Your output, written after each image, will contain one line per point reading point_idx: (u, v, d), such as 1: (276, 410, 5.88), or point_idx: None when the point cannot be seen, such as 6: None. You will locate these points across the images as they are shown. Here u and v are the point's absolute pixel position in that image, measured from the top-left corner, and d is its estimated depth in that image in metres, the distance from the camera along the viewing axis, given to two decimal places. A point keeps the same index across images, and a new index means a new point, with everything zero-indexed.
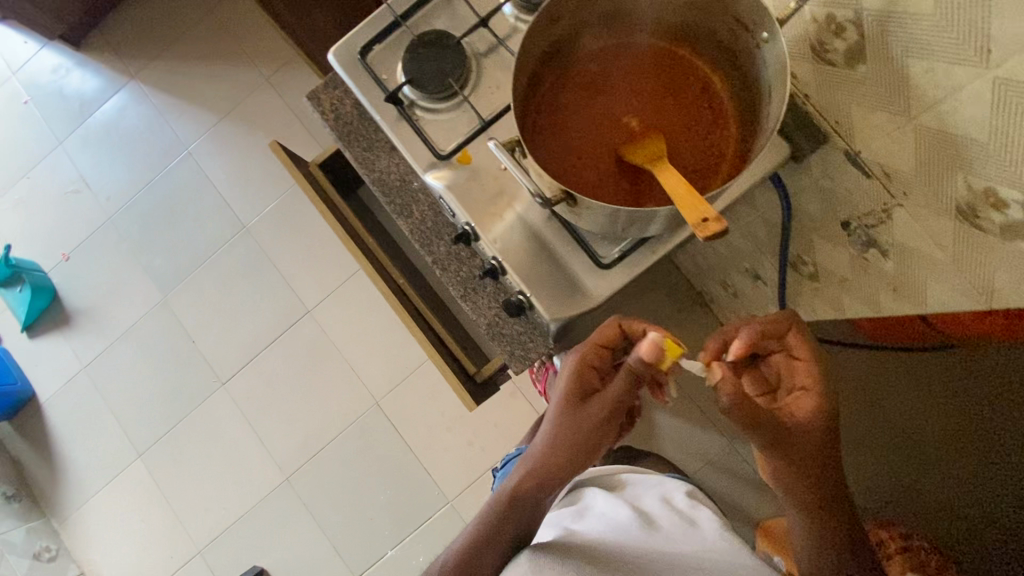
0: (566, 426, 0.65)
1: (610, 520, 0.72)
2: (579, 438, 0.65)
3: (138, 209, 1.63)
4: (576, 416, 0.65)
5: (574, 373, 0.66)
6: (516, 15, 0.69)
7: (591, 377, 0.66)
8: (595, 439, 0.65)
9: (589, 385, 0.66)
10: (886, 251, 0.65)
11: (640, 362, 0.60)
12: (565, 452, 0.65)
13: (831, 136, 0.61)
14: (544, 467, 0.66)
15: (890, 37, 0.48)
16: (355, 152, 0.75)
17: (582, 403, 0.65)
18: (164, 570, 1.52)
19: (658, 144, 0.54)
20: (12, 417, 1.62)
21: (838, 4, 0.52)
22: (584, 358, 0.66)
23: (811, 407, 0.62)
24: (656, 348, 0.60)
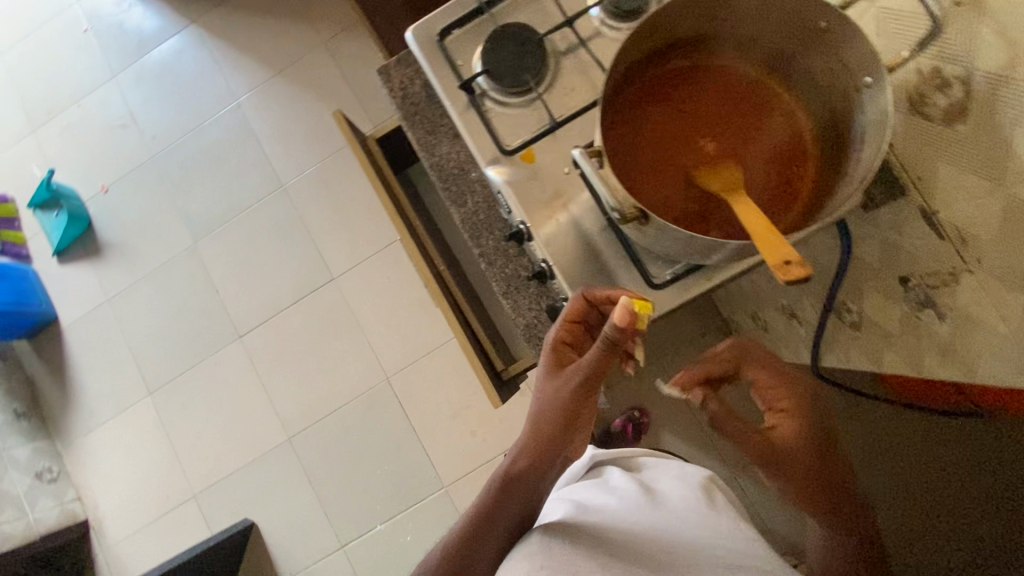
0: (546, 404, 0.66)
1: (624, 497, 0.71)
2: (558, 414, 0.65)
3: (180, 153, 1.64)
4: (553, 393, 0.65)
5: (549, 351, 0.66)
6: (601, 20, 0.67)
7: (566, 352, 0.66)
8: (576, 412, 0.65)
9: (563, 360, 0.66)
10: (944, 313, 0.63)
11: (612, 331, 0.58)
12: (550, 428, 0.66)
13: (909, 191, 0.59)
14: (533, 446, 0.67)
15: (1001, 102, 0.48)
16: (418, 134, 0.75)
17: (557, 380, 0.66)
18: (158, 508, 1.55)
19: (734, 174, 0.53)
20: (32, 338, 1.65)
21: (950, 58, 0.52)
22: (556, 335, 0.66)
23: (793, 429, 0.62)
24: (627, 311, 0.56)
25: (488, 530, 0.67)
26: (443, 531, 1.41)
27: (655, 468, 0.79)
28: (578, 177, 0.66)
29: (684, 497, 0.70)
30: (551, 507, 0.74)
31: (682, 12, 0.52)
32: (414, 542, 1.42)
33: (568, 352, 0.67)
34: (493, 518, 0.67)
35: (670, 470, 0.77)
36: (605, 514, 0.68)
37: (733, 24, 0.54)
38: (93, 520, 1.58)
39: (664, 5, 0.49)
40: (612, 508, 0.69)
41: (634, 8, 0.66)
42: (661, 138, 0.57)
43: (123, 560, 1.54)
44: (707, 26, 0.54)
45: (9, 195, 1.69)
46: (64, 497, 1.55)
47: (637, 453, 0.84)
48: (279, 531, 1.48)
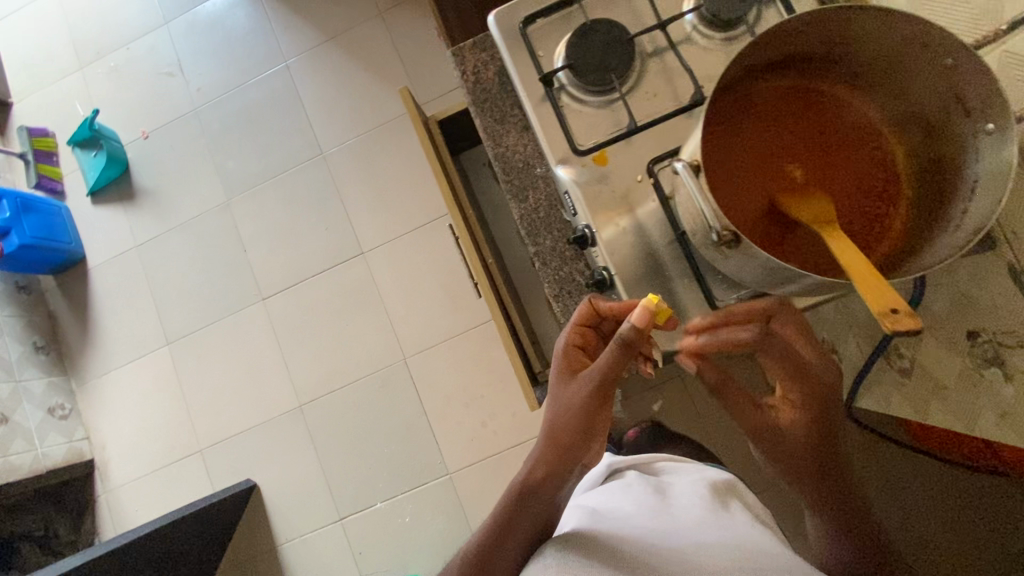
0: (559, 410, 0.64)
1: (639, 502, 0.69)
2: (573, 421, 0.63)
3: (224, 108, 1.63)
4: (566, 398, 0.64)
5: (561, 357, 0.66)
6: (694, 25, 0.65)
7: (579, 358, 0.66)
8: (591, 418, 0.63)
9: (576, 365, 0.66)
10: (1015, 374, 0.61)
11: (627, 335, 0.57)
12: (566, 434, 0.64)
13: (1000, 241, 0.61)
14: (547, 454, 0.65)
15: None
16: (486, 121, 0.73)
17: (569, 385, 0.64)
18: (164, 457, 1.56)
19: (825, 206, 0.50)
20: (58, 274, 1.66)
21: None
22: (568, 340, 0.66)
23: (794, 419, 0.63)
24: (644, 312, 0.55)
25: (506, 541, 0.65)
26: (444, 516, 1.41)
27: (673, 475, 0.77)
28: (650, 186, 0.63)
29: (698, 501, 0.67)
30: (569, 516, 0.71)
31: (803, 27, 0.49)
32: (412, 524, 1.42)
33: (582, 358, 0.66)
34: (511, 531, 0.66)
35: (686, 479, 0.74)
36: (620, 519, 0.66)
37: (849, 47, 0.51)
38: (99, 461, 1.59)
39: (792, 16, 0.47)
40: (626, 513, 0.66)
41: (733, 16, 0.62)
42: (750, 156, 0.53)
43: (124, 504, 1.55)
44: (822, 44, 0.51)
45: (50, 129, 1.69)
46: (73, 435, 1.57)
47: (657, 458, 0.83)
48: (280, 496, 1.49)
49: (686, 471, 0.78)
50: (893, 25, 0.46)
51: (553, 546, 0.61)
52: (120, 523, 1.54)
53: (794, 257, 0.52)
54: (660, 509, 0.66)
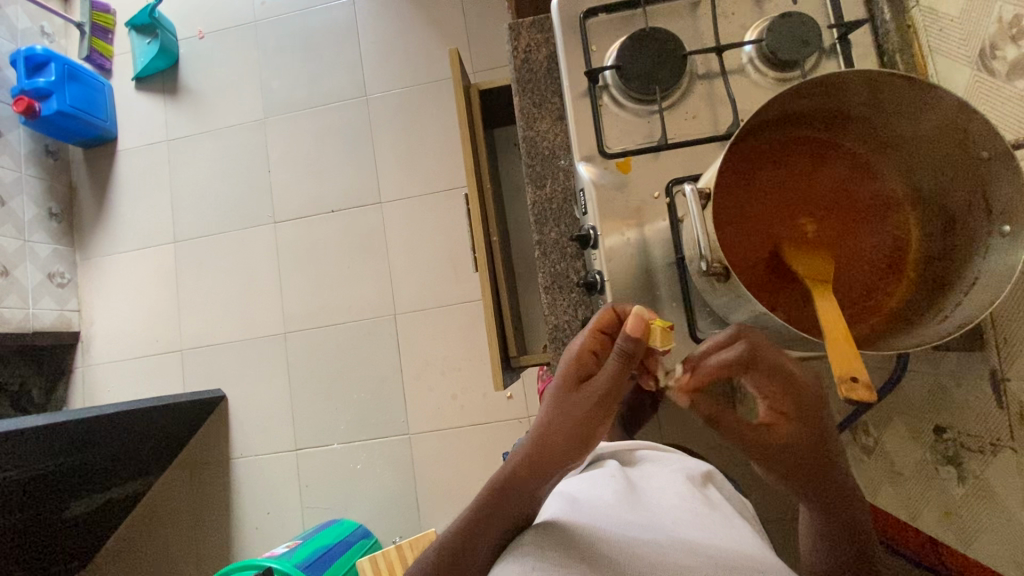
0: (560, 413, 0.61)
1: (621, 493, 0.59)
2: (571, 425, 0.61)
3: (282, 27, 1.63)
4: (571, 405, 0.61)
5: (571, 361, 0.61)
6: (751, 58, 0.64)
7: (590, 363, 0.61)
8: (590, 426, 0.61)
9: (586, 370, 0.61)
10: (965, 477, 0.62)
11: (627, 343, 0.56)
12: (566, 438, 0.61)
13: (987, 348, 0.58)
14: (538, 455, 0.61)
15: None
16: (524, 102, 0.73)
17: (578, 391, 0.61)
18: (146, 347, 1.60)
19: (825, 265, 0.50)
20: (87, 148, 1.69)
21: None
22: (584, 344, 0.61)
23: (790, 433, 0.57)
24: (640, 321, 0.55)
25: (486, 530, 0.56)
26: (393, 471, 1.44)
27: (655, 466, 0.66)
28: (665, 205, 0.63)
29: (682, 495, 0.58)
30: (546, 504, 0.61)
31: (852, 86, 0.49)
32: (362, 472, 1.45)
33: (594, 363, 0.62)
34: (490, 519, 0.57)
35: (669, 469, 0.64)
36: (599, 511, 0.55)
37: (892, 121, 0.51)
38: (84, 335, 1.64)
39: (848, 71, 0.46)
40: (606, 504, 0.56)
41: (790, 59, 0.61)
42: (768, 200, 0.53)
43: (99, 381, 1.60)
44: (866, 109, 0.51)
45: (111, 6, 1.70)
46: (66, 305, 1.61)
47: (638, 445, 0.72)
48: (245, 413, 1.53)
49: (667, 463, 0.66)
50: (942, 106, 0.46)
51: (534, 533, 0.53)
52: (92, 397, 1.60)
53: (783, 306, 0.52)
54: (642, 504, 0.57)
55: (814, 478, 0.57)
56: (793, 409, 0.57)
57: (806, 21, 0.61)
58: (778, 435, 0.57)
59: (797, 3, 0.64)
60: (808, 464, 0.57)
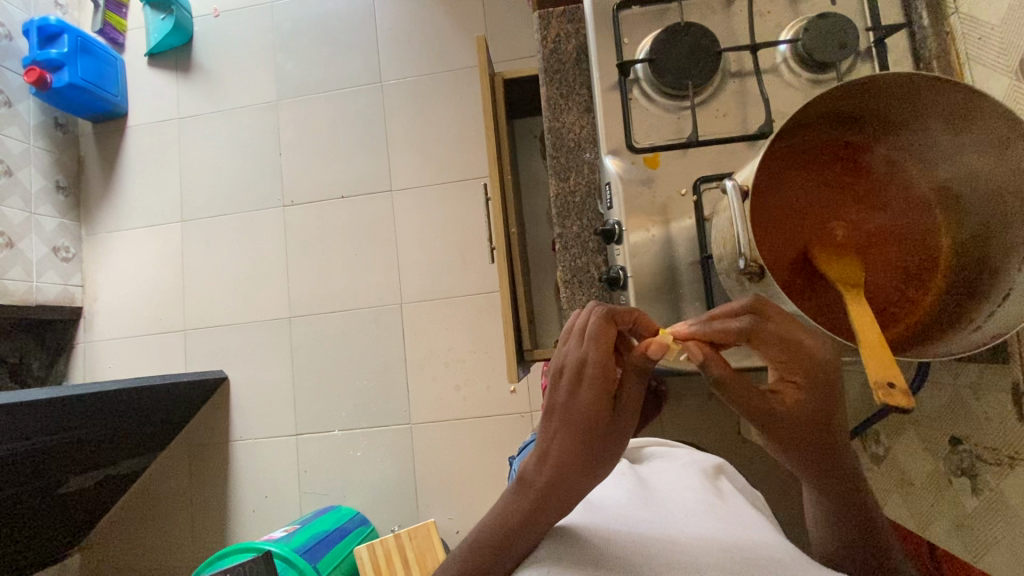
0: (584, 447, 0.53)
1: (632, 489, 0.58)
2: (599, 451, 0.53)
3: (298, 8, 1.61)
4: (600, 430, 0.53)
5: (593, 391, 0.53)
6: (785, 58, 0.63)
7: (610, 383, 0.54)
8: (617, 451, 0.54)
9: (608, 390, 0.54)
10: (980, 489, 0.62)
11: (646, 362, 0.54)
12: (596, 464, 0.53)
13: (1011, 360, 0.57)
14: (564, 494, 0.51)
15: None
16: (551, 92, 0.72)
17: (604, 415, 0.53)
18: (149, 326, 1.59)
19: (855, 269, 0.50)
20: (97, 122, 1.68)
21: None
22: (604, 363, 0.54)
23: (799, 402, 0.49)
24: (662, 345, 0.52)
25: None
26: (393, 460, 1.44)
27: (665, 461, 0.66)
28: (692, 203, 0.63)
29: (694, 488, 0.58)
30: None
31: (891, 88, 0.48)
32: (362, 459, 1.45)
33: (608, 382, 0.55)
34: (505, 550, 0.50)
35: (680, 463, 0.64)
36: (612, 510, 0.55)
37: (931, 125, 0.50)
38: (87, 311, 1.63)
39: (894, 73, 0.45)
40: (618, 503, 0.56)
41: (826, 60, 0.60)
42: (800, 201, 0.53)
43: (101, 358, 1.60)
44: (903, 112, 0.51)
45: None
46: (70, 279, 1.60)
47: (646, 443, 0.72)
48: (246, 395, 1.52)
49: (675, 458, 0.66)
50: (987, 110, 0.45)
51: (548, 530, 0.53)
52: (93, 374, 1.59)
53: (812, 309, 0.51)
54: (655, 499, 0.56)
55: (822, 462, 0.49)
56: (805, 379, 0.49)
57: (843, 24, 0.60)
58: (788, 404, 0.49)
59: (835, 5, 0.63)
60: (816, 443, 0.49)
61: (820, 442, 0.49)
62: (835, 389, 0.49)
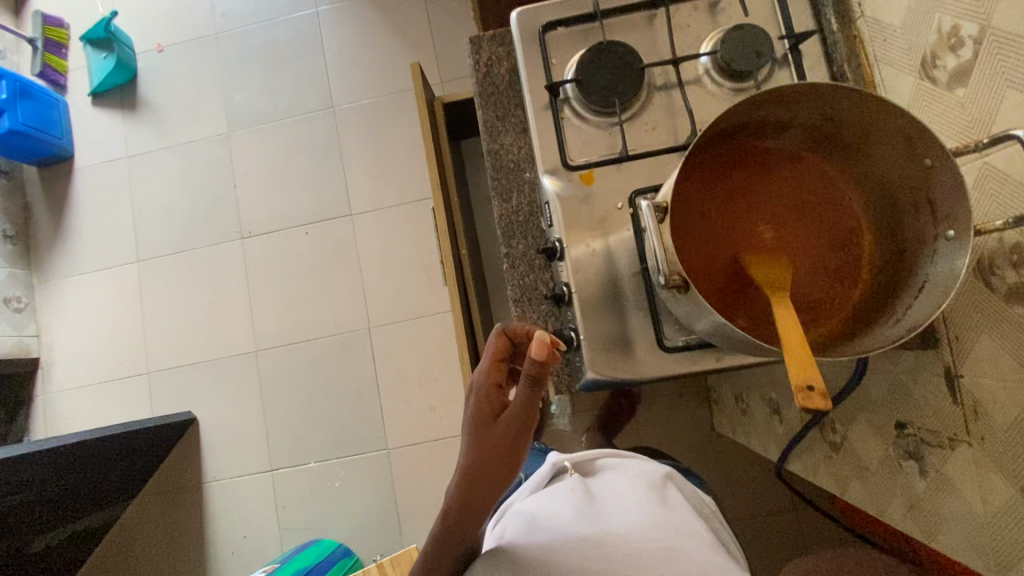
0: (481, 450, 0.57)
1: (579, 507, 0.58)
2: (496, 456, 0.57)
3: (244, 39, 1.60)
4: (484, 441, 0.57)
5: (482, 395, 0.59)
6: (707, 69, 0.65)
7: (498, 397, 0.59)
8: (510, 462, 0.57)
9: (496, 404, 0.59)
10: (927, 471, 0.64)
11: (537, 371, 0.54)
12: (489, 475, 0.57)
13: (941, 345, 0.59)
14: (470, 490, 0.57)
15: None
16: (487, 115, 0.73)
17: (490, 427, 0.57)
18: (111, 372, 1.55)
19: (782, 272, 0.51)
20: (43, 167, 1.63)
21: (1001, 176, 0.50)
22: (487, 378, 0.59)
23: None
24: (543, 345, 0.54)
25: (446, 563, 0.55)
26: (372, 487, 1.42)
27: (615, 474, 0.66)
28: (628, 216, 0.64)
29: (639, 503, 0.58)
30: (506, 526, 0.61)
31: (795, 96, 0.50)
32: (341, 490, 1.43)
33: (501, 397, 0.60)
34: None
35: (629, 476, 0.64)
36: (557, 531, 0.55)
37: (842, 127, 0.52)
38: (44, 361, 1.57)
39: (796, 83, 0.47)
40: (563, 521, 0.56)
41: (744, 70, 0.62)
42: (725, 208, 0.55)
43: (61, 409, 1.54)
44: (814, 116, 0.53)
45: (65, 20, 1.64)
46: (23, 330, 1.54)
47: (598, 454, 0.72)
48: (217, 435, 1.48)
49: (626, 470, 0.67)
50: (883, 113, 0.48)
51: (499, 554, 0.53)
52: (54, 426, 1.53)
53: (742, 315, 0.53)
54: (601, 516, 0.56)
55: None
56: None
57: (758, 33, 0.62)
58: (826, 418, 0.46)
59: (749, 14, 0.65)
60: None
61: None
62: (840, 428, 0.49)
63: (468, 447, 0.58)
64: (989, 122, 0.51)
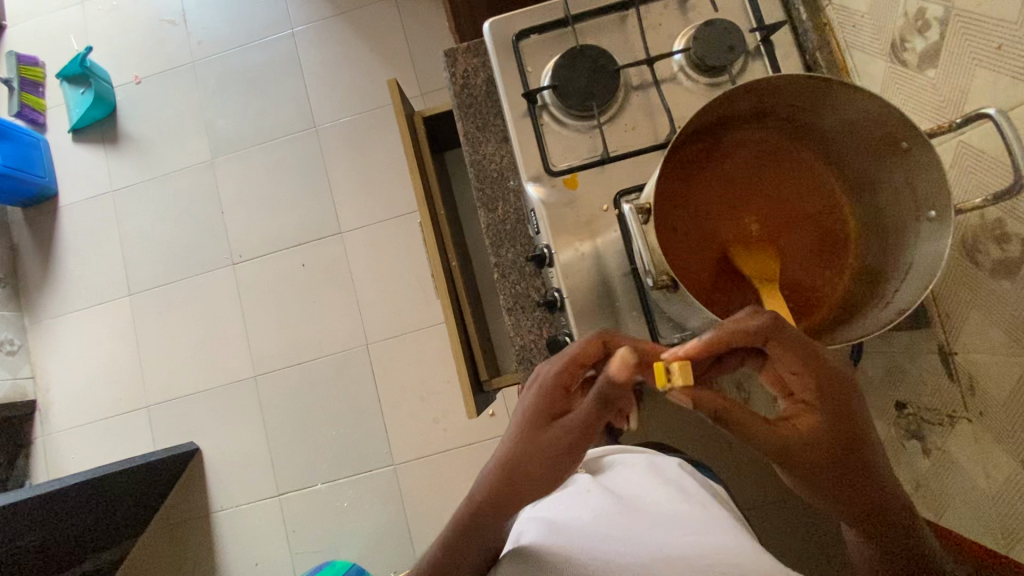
0: (525, 449, 0.55)
1: (597, 503, 0.59)
2: (540, 463, 0.54)
3: (222, 65, 1.60)
4: (532, 441, 0.55)
5: (542, 394, 0.56)
6: (681, 66, 0.65)
7: (560, 399, 0.56)
8: (551, 472, 0.54)
9: (556, 408, 0.56)
10: (929, 450, 0.64)
11: (610, 386, 0.50)
12: (526, 479, 0.55)
13: (933, 324, 0.59)
14: (504, 487, 0.55)
15: (1009, 226, 0.50)
16: (467, 126, 0.73)
17: (541, 429, 0.55)
18: (109, 408, 1.53)
19: (769, 263, 0.53)
20: (27, 207, 1.62)
21: (977, 157, 0.51)
22: (554, 378, 0.56)
23: (815, 426, 0.49)
24: (626, 366, 0.48)
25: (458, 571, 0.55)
26: (381, 504, 1.41)
27: (626, 470, 0.67)
28: (614, 217, 0.64)
29: (657, 497, 0.59)
30: (523, 529, 0.61)
31: (771, 88, 0.50)
32: (351, 509, 1.42)
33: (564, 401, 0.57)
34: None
35: (640, 472, 0.65)
36: (580, 530, 0.55)
37: (822, 116, 0.53)
38: (42, 403, 1.56)
39: (772, 75, 0.47)
40: (585, 521, 0.56)
41: (717, 64, 0.63)
42: (708, 203, 0.55)
43: (62, 449, 1.53)
44: (791, 107, 0.53)
45: (40, 58, 1.64)
46: (18, 372, 1.53)
47: (607, 453, 0.73)
48: (222, 463, 1.47)
49: (636, 466, 0.67)
50: (857, 100, 0.48)
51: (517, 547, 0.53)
52: (55, 467, 1.51)
53: (733, 309, 0.53)
54: (622, 511, 0.57)
55: (839, 478, 0.50)
56: None
57: (729, 27, 0.63)
58: (799, 427, 0.49)
59: (719, 10, 0.66)
60: (834, 463, 0.49)
61: (844, 465, 0.50)
62: (844, 415, 0.48)
63: (514, 442, 0.56)
64: (960, 102, 0.52)
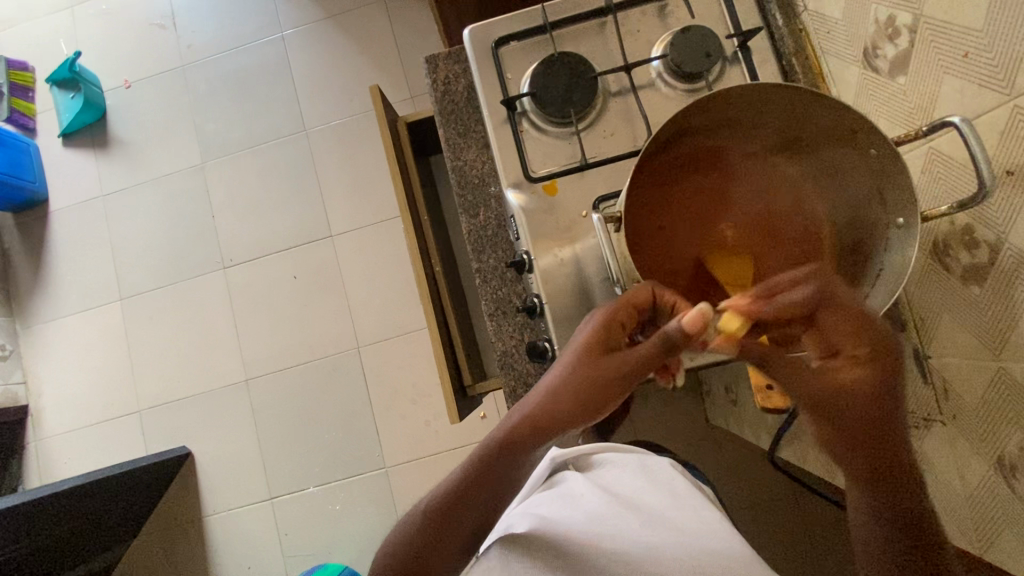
0: (575, 380, 0.54)
1: (589, 506, 0.57)
2: (584, 396, 0.54)
3: (211, 69, 1.60)
4: (581, 373, 0.54)
5: (597, 328, 0.54)
6: (659, 72, 0.66)
7: (615, 335, 0.54)
8: (592, 407, 0.54)
9: (611, 341, 0.54)
10: None
11: (678, 332, 0.48)
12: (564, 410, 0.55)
13: (907, 327, 0.60)
14: (543, 413, 0.55)
15: (977, 231, 0.50)
16: (448, 133, 0.73)
17: (595, 360, 0.54)
18: (100, 413, 1.53)
19: (740, 269, 0.55)
20: (18, 213, 1.62)
21: (947, 162, 0.51)
22: (612, 314, 0.54)
23: (863, 377, 0.49)
24: (700, 319, 0.46)
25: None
26: (374, 507, 1.41)
27: (617, 470, 0.66)
28: (593, 222, 0.64)
29: (654, 504, 0.58)
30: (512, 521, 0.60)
31: (740, 98, 0.50)
32: (343, 511, 1.42)
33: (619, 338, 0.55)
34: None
35: (633, 474, 0.65)
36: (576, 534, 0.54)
37: (793, 124, 0.53)
38: (33, 408, 1.56)
39: (737, 86, 0.48)
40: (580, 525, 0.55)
41: (694, 71, 0.63)
42: (682, 212, 0.55)
43: (54, 454, 1.53)
44: (762, 116, 0.53)
45: (30, 63, 1.64)
46: (10, 378, 1.53)
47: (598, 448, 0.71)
48: (214, 467, 1.48)
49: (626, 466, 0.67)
50: (825, 109, 0.48)
51: (498, 551, 0.53)
52: (47, 472, 1.51)
53: None
54: (617, 517, 0.56)
55: (882, 443, 0.49)
56: None
57: (706, 34, 0.63)
58: (844, 378, 0.50)
59: (696, 16, 0.66)
60: (874, 421, 0.50)
61: (885, 426, 0.50)
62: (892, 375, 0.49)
63: (563, 371, 0.55)
64: (930, 108, 0.52)
